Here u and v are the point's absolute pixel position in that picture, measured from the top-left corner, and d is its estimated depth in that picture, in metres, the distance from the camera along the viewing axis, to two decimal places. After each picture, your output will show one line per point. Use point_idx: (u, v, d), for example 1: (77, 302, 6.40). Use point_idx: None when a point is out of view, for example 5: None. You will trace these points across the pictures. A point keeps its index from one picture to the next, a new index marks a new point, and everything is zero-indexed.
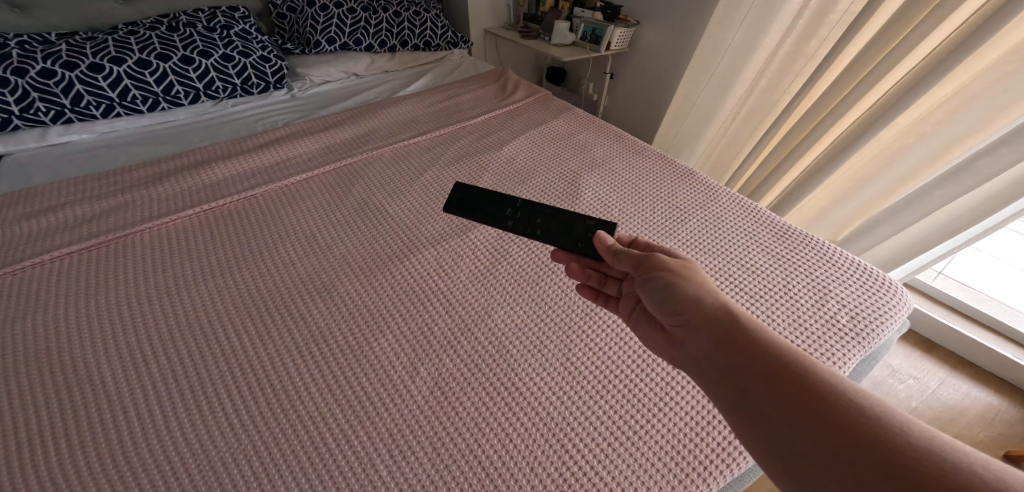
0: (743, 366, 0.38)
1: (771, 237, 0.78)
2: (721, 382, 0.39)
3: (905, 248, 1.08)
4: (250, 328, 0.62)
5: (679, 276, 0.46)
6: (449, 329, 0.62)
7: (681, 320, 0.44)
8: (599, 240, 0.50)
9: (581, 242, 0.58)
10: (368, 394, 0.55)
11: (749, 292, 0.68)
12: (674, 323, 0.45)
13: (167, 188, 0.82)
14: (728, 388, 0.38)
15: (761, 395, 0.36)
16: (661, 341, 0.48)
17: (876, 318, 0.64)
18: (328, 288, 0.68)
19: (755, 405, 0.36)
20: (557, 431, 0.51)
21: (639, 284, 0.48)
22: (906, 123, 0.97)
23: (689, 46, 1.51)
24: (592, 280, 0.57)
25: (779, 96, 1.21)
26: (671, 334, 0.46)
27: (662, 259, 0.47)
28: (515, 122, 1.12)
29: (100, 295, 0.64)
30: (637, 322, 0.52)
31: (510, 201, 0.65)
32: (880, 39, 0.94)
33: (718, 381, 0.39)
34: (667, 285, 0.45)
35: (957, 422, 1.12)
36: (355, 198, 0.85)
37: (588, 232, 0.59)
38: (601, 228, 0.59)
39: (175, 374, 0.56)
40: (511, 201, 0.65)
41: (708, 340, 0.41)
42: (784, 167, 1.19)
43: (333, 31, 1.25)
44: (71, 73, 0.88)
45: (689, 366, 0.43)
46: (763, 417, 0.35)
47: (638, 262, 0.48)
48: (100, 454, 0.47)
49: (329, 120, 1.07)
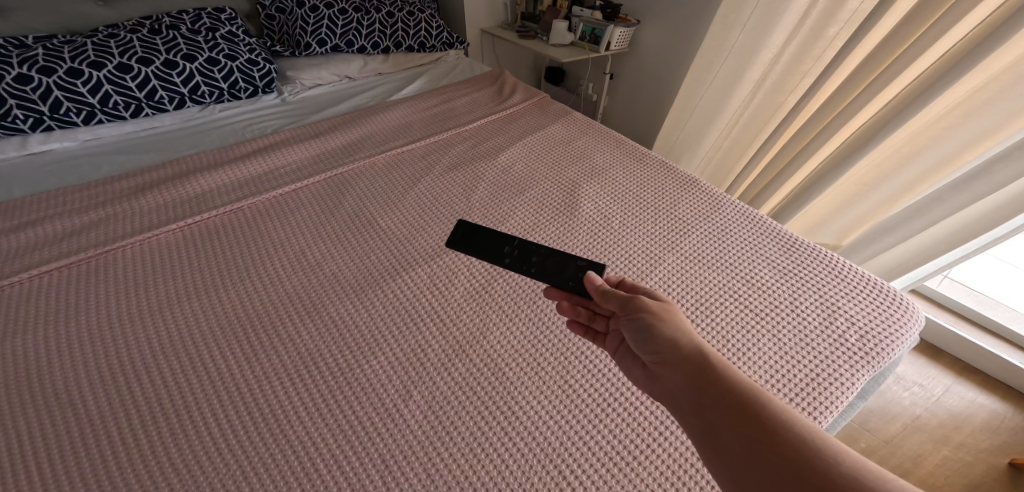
0: (710, 400, 0.38)
1: (776, 250, 0.76)
2: (692, 419, 0.38)
3: (912, 255, 1.06)
4: (234, 348, 0.59)
5: (661, 318, 0.44)
6: (443, 350, 0.60)
7: (662, 360, 0.42)
8: (588, 280, 0.48)
9: (571, 281, 0.61)
10: (356, 419, 0.52)
11: (754, 309, 0.66)
12: (656, 362, 0.43)
13: (152, 199, 0.80)
14: (705, 429, 0.37)
15: (723, 428, 0.36)
16: (641, 377, 0.46)
17: (886, 336, 0.62)
18: (317, 306, 0.65)
19: (725, 444, 0.35)
20: (554, 456, 0.49)
21: (624, 323, 0.45)
22: (916, 128, 0.95)
23: (691, 44, 1.47)
24: (580, 316, 0.53)
25: (783, 98, 1.18)
26: (651, 371, 0.44)
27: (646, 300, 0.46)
28: (512, 128, 1.09)
29: (78, 313, 0.62)
30: (622, 358, 0.49)
31: (508, 241, 0.69)
32: (892, 41, 0.91)
33: (691, 418, 0.38)
34: (649, 326, 0.43)
35: (962, 429, 1.10)
36: (347, 210, 0.82)
37: (578, 272, 0.62)
38: (591, 269, 0.62)
39: (154, 396, 0.53)
40: (509, 240, 0.69)
41: (685, 376, 0.40)
42: (788, 171, 1.16)
43: (323, 33, 1.21)
44: (49, 79, 0.85)
45: (666, 403, 0.41)
46: (730, 457, 0.34)
47: (623, 302, 0.46)
48: (71, 485, 0.44)
49: (321, 126, 1.04)
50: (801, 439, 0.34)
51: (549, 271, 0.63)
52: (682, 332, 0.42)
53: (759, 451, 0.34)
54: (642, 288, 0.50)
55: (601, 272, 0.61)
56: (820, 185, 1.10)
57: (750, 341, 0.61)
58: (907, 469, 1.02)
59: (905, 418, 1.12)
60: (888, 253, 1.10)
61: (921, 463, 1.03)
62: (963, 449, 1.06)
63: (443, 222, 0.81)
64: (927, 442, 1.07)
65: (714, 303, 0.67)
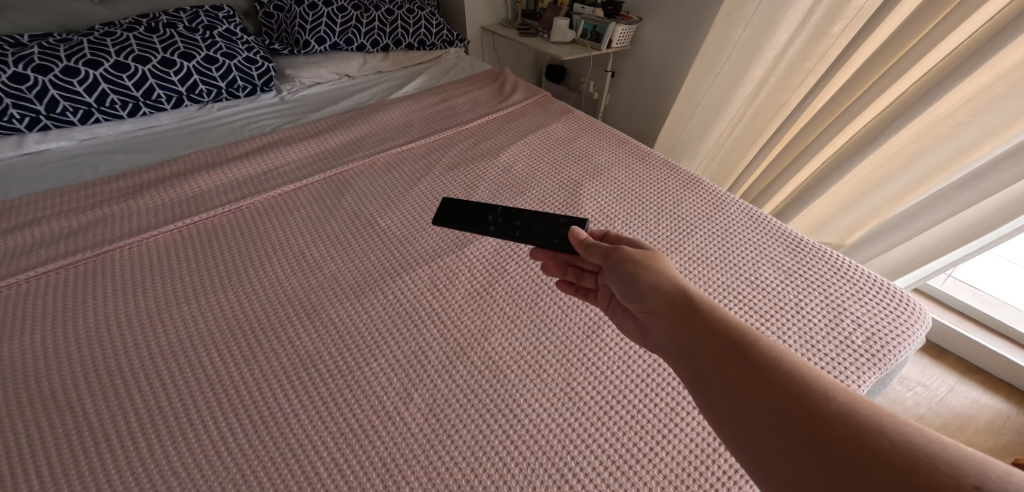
0: (698, 345, 0.38)
1: (781, 250, 0.75)
2: (680, 362, 0.38)
3: (916, 255, 1.05)
4: (233, 350, 0.59)
5: (643, 265, 0.46)
6: (444, 352, 0.59)
7: (646, 307, 0.44)
8: (572, 235, 0.50)
9: (556, 237, 0.57)
10: (355, 423, 0.51)
11: (759, 310, 0.65)
12: (641, 310, 0.44)
13: (149, 199, 0.79)
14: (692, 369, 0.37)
15: (712, 372, 0.36)
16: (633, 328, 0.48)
17: (892, 337, 0.61)
18: (317, 308, 0.65)
19: (711, 384, 0.36)
20: (555, 459, 0.48)
21: (609, 275, 0.47)
22: (922, 126, 0.94)
23: (693, 41, 1.46)
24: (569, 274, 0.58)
25: (787, 96, 1.17)
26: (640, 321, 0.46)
27: (629, 250, 0.47)
28: (513, 126, 1.09)
29: (74, 315, 0.61)
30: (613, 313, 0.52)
31: (490, 210, 0.64)
32: (898, 38, 0.90)
33: (678, 362, 0.39)
34: (632, 276, 0.45)
35: (965, 430, 1.09)
36: (347, 210, 0.82)
37: (562, 228, 0.58)
38: (574, 224, 0.59)
39: (152, 399, 0.53)
40: (492, 208, 0.64)
41: (672, 323, 0.40)
42: (791, 170, 1.15)
43: (322, 31, 1.20)
44: (44, 78, 0.84)
45: (656, 350, 0.42)
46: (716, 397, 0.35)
47: (606, 254, 0.48)
48: (66, 489, 0.44)
49: (320, 125, 1.03)
50: (791, 376, 0.34)
51: (534, 232, 0.59)
52: (663, 276, 0.44)
53: (746, 387, 0.34)
54: (626, 238, 0.51)
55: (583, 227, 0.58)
56: (823, 183, 1.09)
57: None
58: None
59: (909, 418, 1.11)
60: (893, 252, 1.09)
61: None
62: None
63: None
64: None
65: (718, 304, 0.66)
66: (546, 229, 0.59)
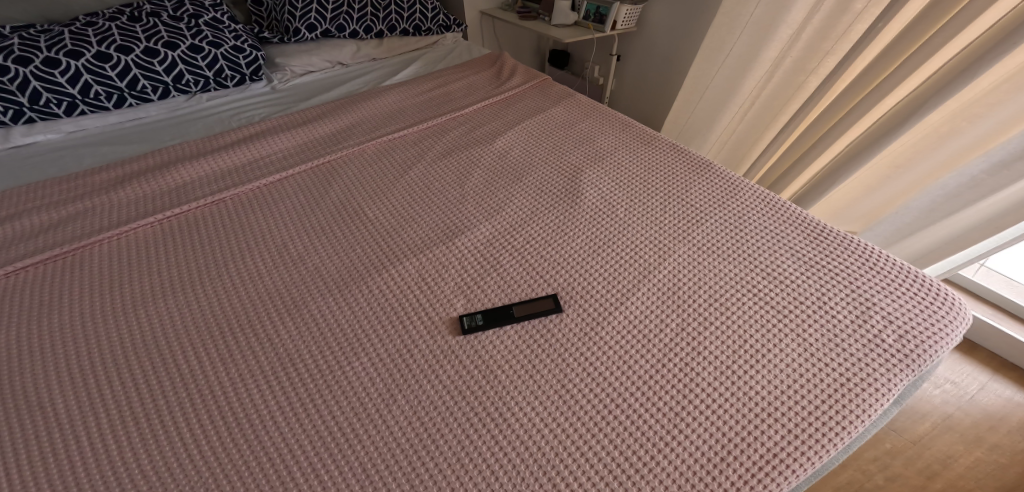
0: None
1: (801, 239, 0.69)
2: None
3: (940, 241, 1.00)
4: (207, 344, 0.55)
5: None
6: (431, 351, 0.55)
7: None
8: None
9: (535, 317, 0.59)
10: (330, 423, 0.47)
11: (777, 304, 0.60)
12: None
13: (131, 191, 0.76)
14: None
15: None
16: None
17: (928, 334, 0.55)
18: (298, 305, 0.61)
19: None
20: (542, 462, 0.44)
21: None
22: (958, 105, 0.86)
23: (702, 21, 1.40)
24: None
25: (805, 77, 1.10)
26: None
27: None
28: (511, 112, 1.04)
29: (41, 311, 0.58)
30: None
31: (485, 315, 0.58)
32: (932, 12, 0.82)
33: None
34: None
35: (997, 430, 1.02)
36: (334, 201, 0.78)
37: (546, 311, 0.59)
38: (552, 309, 0.59)
39: (119, 394, 0.49)
40: (485, 314, 0.58)
41: None
42: (809, 155, 1.08)
43: (313, 18, 1.16)
44: (25, 69, 0.82)
45: None
46: None
47: None
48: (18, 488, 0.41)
49: (309, 114, 1.00)
50: None
51: (513, 315, 0.58)
52: None
53: None
54: None
55: (553, 307, 0.60)
56: (844, 169, 1.02)
57: (770, 339, 0.55)
58: (935, 471, 0.94)
59: (936, 417, 1.04)
60: (916, 238, 1.03)
61: (952, 465, 0.95)
62: (998, 451, 0.98)
63: (435, 212, 0.76)
64: (959, 443, 0.99)
65: (729, 299, 0.61)
66: (528, 315, 0.59)
